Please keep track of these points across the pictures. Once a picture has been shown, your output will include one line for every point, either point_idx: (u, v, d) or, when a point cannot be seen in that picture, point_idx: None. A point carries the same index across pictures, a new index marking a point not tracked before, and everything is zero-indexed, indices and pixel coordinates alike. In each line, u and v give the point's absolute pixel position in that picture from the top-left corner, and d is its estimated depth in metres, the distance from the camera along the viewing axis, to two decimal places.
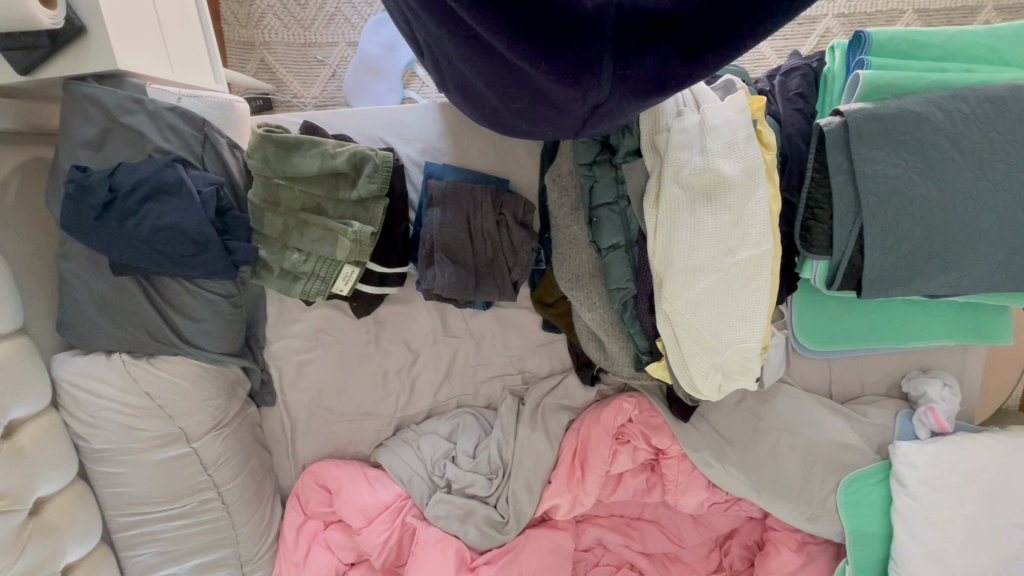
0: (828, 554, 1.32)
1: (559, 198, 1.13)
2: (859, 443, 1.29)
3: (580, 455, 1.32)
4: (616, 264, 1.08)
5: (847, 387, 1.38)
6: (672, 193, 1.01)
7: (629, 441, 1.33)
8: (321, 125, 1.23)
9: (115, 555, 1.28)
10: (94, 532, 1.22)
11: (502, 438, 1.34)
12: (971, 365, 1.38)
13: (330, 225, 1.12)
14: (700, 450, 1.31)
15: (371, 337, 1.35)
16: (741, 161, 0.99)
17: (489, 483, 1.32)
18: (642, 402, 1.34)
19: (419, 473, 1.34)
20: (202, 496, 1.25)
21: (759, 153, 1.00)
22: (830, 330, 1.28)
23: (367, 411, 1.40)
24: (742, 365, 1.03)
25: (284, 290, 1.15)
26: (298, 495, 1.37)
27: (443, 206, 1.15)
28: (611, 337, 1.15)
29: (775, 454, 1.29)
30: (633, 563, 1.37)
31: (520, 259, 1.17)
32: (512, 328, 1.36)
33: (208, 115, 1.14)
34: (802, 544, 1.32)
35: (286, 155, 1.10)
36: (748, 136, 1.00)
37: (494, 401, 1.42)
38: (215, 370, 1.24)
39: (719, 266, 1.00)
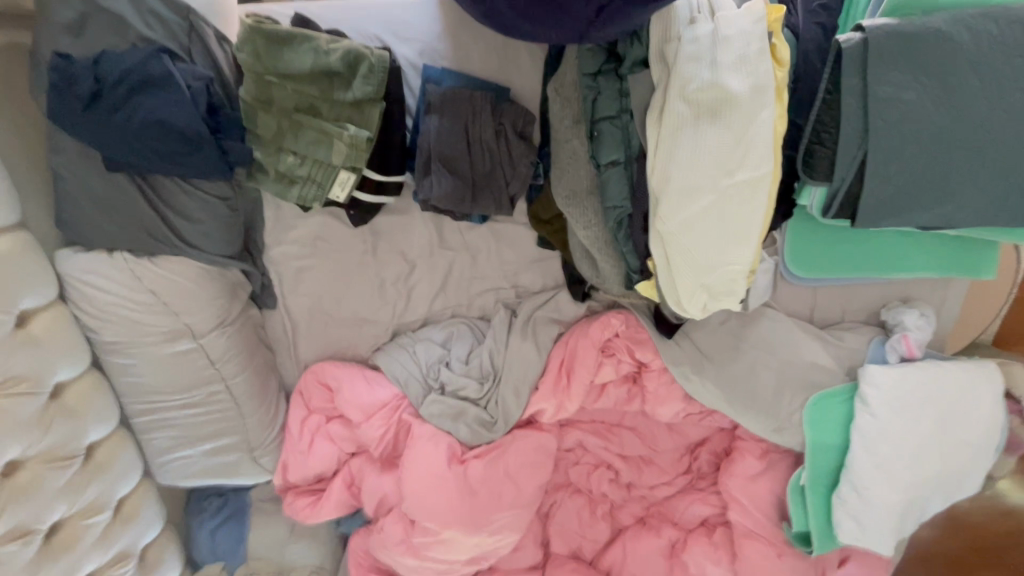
0: (789, 462, 1.44)
1: (561, 110, 1.09)
2: (832, 365, 1.37)
3: (566, 365, 1.39)
4: (615, 181, 1.08)
5: (828, 314, 1.43)
6: (676, 108, 0.97)
7: (614, 354, 1.40)
8: (313, 18, 1.16)
9: (134, 438, 1.39)
10: (112, 416, 1.32)
11: (494, 347, 1.41)
12: (951, 297, 1.42)
13: (325, 127, 1.09)
14: (681, 365, 1.38)
15: (368, 246, 1.37)
16: (751, 77, 0.96)
17: (480, 386, 1.41)
18: (629, 319, 1.39)
19: (415, 375, 1.42)
20: (211, 387, 1.34)
21: (770, 69, 0.96)
22: (819, 257, 1.30)
23: (364, 317, 1.45)
24: (726, 285, 1.08)
25: (279, 194, 1.14)
26: (301, 392, 1.46)
27: (440, 113, 1.12)
28: (604, 256, 1.17)
29: (750, 371, 1.37)
30: (609, 462, 1.52)
31: (518, 173, 1.16)
32: (508, 243, 1.38)
33: (194, 1, 1.08)
34: (765, 452, 1.45)
35: (277, 49, 1.05)
36: (761, 50, 0.96)
37: (488, 312, 1.47)
38: (216, 271, 1.27)
39: (716, 187, 1.00)
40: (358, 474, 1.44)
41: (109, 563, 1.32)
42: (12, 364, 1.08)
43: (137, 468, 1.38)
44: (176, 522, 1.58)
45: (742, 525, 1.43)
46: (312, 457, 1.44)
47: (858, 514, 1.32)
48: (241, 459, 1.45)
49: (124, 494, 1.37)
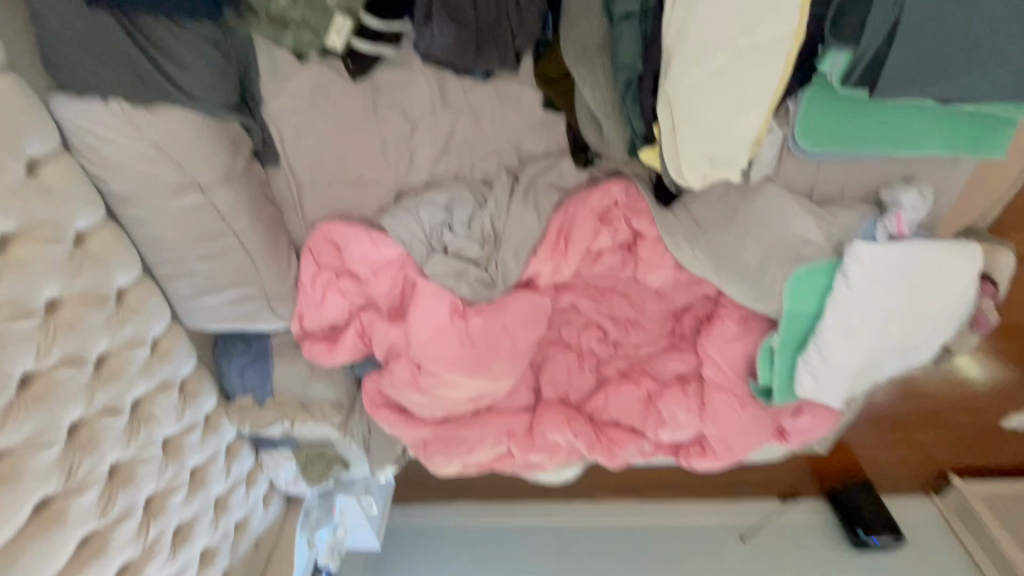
0: (764, 328, 1.57)
1: None
2: (821, 241, 1.40)
3: (565, 231, 1.44)
4: (627, 37, 1.03)
5: (828, 190, 1.44)
6: None
7: (612, 223, 1.45)
8: None
9: (159, 285, 1.49)
10: (135, 265, 1.40)
11: (495, 211, 1.45)
12: (954, 178, 1.42)
13: None
14: (674, 234, 1.44)
15: (370, 103, 1.36)
16: None
17: (480, 248, 1.49)
18: (630, 187, 1.43)
19: (419, 236, 1.47)
20: (224, 239, 1.41)
21: None
22: (832, 130, 1.25)
23: (369, 178, 1.47)
24: (728, 154, 1.08)
25: (273, 39, 1.11)
26: (311, 249, 1.52)
27: None
28: (609, 120, 1.14)
29: (739, 242, 1.42)
30: (600, 321, 1.68)
31: (524, 26, 1.09)
32: (511, 104, 1.37)
33: None
34: (744, 317, 1.56)
35: None
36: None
37: (490, 177, 1.48)
38: (216, 123, 1.26)
39: (733, 47, 0.95)
40: (369, 326, 1.55)
41: (155, 389, 1.51)
42: (33, 209, 1.13)
43: (165, 311, 1.51)
44: (207, 361, 1.76)
45: (714, 380, 1.60)
46: (324, 308, 1.56)
47: (818, 373, 1.47)
48: (260, 309, 1.57)
49: (158, 334, 1.52)
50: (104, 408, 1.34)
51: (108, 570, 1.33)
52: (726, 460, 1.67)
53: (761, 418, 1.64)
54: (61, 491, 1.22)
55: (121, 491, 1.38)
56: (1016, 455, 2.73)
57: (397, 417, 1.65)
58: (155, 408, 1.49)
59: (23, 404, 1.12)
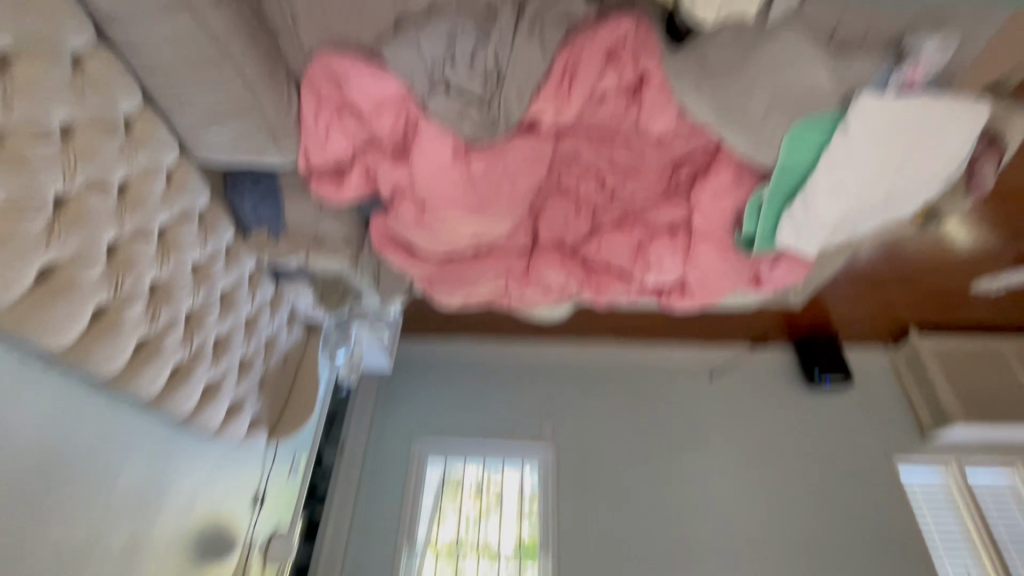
0: (758, 180, 1.60)
1: None
2: (825, 88, 1.36)
3: (571, 70, 1.39)
4: None
5: (848, 32, 1.37)
6: None
7: (619, 61, 1.39)
8: None
9: (162, 116, 1.50)
10: (134, 90, 1.40)
11: (500, 45, 1.38)
12: (986, 24, 1.34)
13: None
14: (683, 77, 1.37)
15: None
16: None
17: (484, 86, 1.44)
18: (641, 21, 1.36)
19: (420, 71, 1.42)
20: (220, 69, 1.38)
21: None
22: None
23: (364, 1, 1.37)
24: None
25: None
26: (310, 83, 1.49)
27: None
28: None
29: (746, 93, 1.37)
30: (598, 169, 1.70)
31: None
32: None
33: None
34: (740, 169, 1.59)
35: None
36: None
37: (493, 6, 1.38)
38: None
39: None
40: (372, 164, 1.60)
41: (176, 219, 1.61)
42: (24, 24, 1.11)
43: (169, 143, 1.53)
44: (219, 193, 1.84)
45: (700, 229, 1.71)
46: (329, 146, 1.58)
47: (797, 221, 1.59)
48: (266, 144, 1.59)
49: (171, 163, 1.57)
50: (133, 232, 1.45)
51: (164, 369, 1.57)
52: (699, 300, 1.89)
53: (739, 265, 1.80)
54: (112, 302, 1.40)
55: (163, 305, 1.57)
56: (970, 310, 2.99)
57: (404, 255, 1.80)
58: (179, 236, 1.61)
59: (66, 222, 1.23)
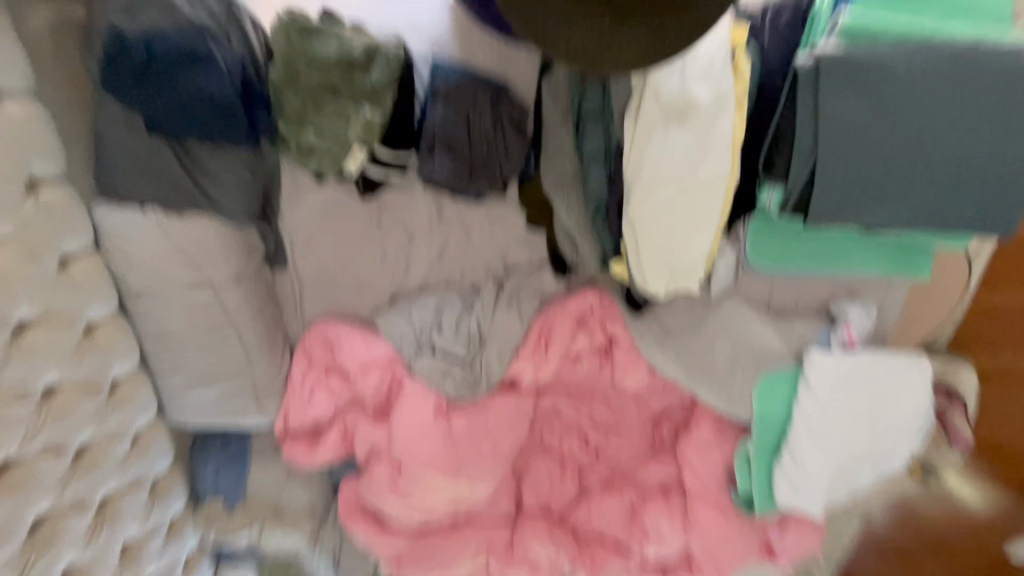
0: (739, 434, 1.61)
1: (552, 106, 1.22)
2: (780, 347, 1.53)
3: (545, 334, 1.55)
4: (595, 173, 1.22)
5: (785, 302, 1.58)
6: (650, 107, 1.11)
7: (588, 326, 1.56)
8: (337, 9, 1.29)
9: (151, 379, 1.53)
10: (133, 355, 1.46)
11: (481, 314, 1.56)
12: (895, 296, 1.58)
13: (343, 107, 1.22)
14: (646, 338, 1.55)
15: (374, 217, 1.51)
16: (714, 89, 1.10)
17: (467, 347, 1.57)
18: (604, 296, 1.54)
19: (410, 335, 1.57)
20: (225, 335, 1.50)
21: (730, 83, 1.10)
22: (773, 249, 1.44)
23: (367, 281, 1.59)
24: (687, 268, 1.26)
25: (300, 164, 1.27)
26: (304, 347, 1.60)
27: (444, 99, 1.25)
28: (584, 238, 1.32)
29: (708, 348, 1.54)
30: (581, 425, 1.68)
31: (512, 160, 1.29)
32: (499, 223, 1.52)
33: None
34: (719, 424, 1.60)
35: (306, 40, 1.19)
36: (724, 67, 1.10)
37: (478, 284, 1.60)
38: (236, 231, 1.41)
39: (681, 181, 1.16)
40: (352, 425, 1.58)
41: (126, 487, 1.47)
42: (52, 301, 1.22)
43: (153, 403, 1.53)
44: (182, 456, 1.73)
45: (695, 490, 1.60)
46: (312, 405, 1.60)
47: (794, 479, 1.51)
48: (248, 404, 1.60)
49: (141, 427, 1.52)
50: (71, 503, 1.30)
51: None
52: None
53: (746, 529, 1.62)
54: None
55: None
56: None
57: (373, 527, 1.61)
58: (122, 507, 1.45)
59: None
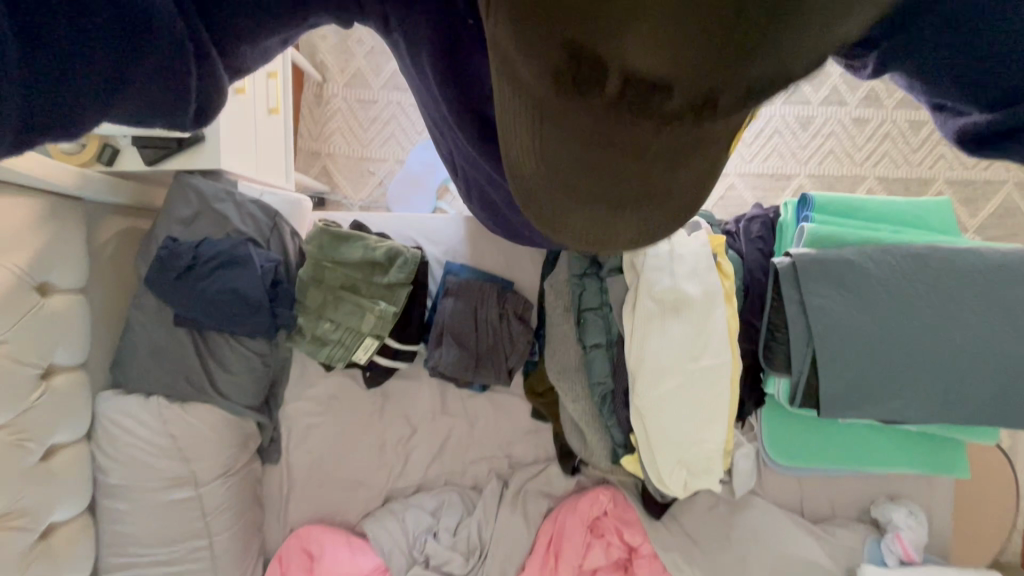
0: None
1: (554, 301, 1.30)
2: (827, 563, 1.33)
3: (555, 544, 1.34)
4: (598, 361, 1.25)
5: (816, 505, 1.44)
6: (646, 304, 1.18)
7: (604, 535, 1.34)
8: (364, 222, 1.45)
9: None
10: (88, 566, 1.30)
11: (483, 519, 1.39)
12: (941, 498, 1.43)
13: (358, 301, 1.26)
14: (670, 551, 1.35)
15: (377, 407, 1.48)
16: (702, 284, 1.17)
17: (465, 562, 1.36)
18: (618, 495, 1.36)
19: (400, 545, 1.38)
20: (196, 542, 1.34)
21: (718, 280, 1.17)
22: (791, 447, 1.37)
23: (361, 478, 1.48)
24: (706, 464, 1.17)
25: (311, 353, 1.28)
26: (281, 558, 1.40)
27: (455, 296, 1.33)
28: (592, 429, 1.28)
29: (741, 564, 1.34)
30: None
31: (516, 349, 1.34)
32: (504, 413, 1.45)
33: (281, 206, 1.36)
34: None
35: (337, 244, 1.26)
36: (710, 266, 1.19)
37: (480, 482, 1.47)
38: (234, 421, 1.37)
39: (684, 370, 1.16)
40: None
41: None
42: (20, 497, 1.11)
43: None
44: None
45: None
46: None
47: None
48: None
49: None
50: None
51: None
52: None
53: None
54: None
55: None
56: None
57: None
58: None
59: None
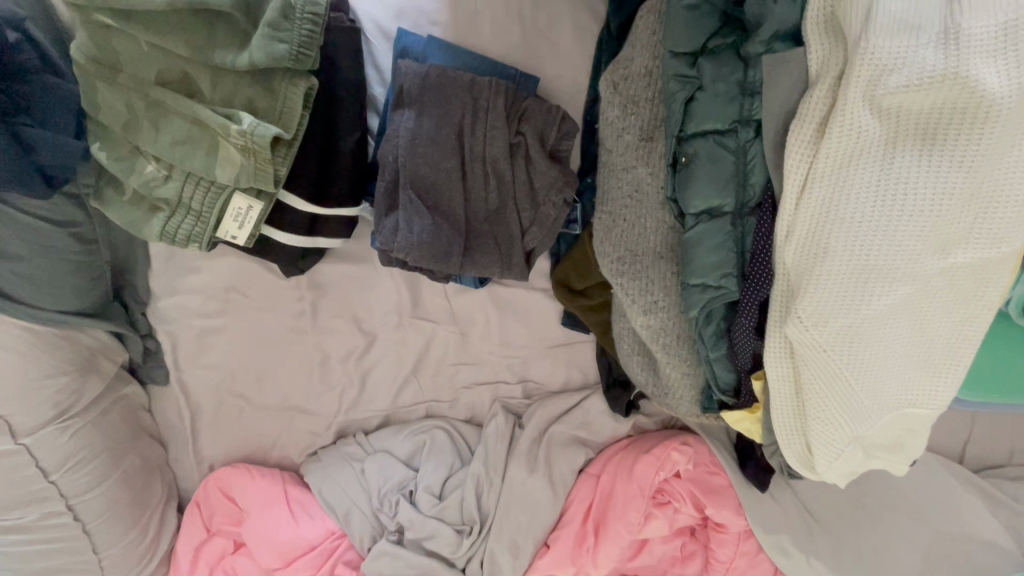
0: None
1: (622, 118, 0.62)
2: (1008, 543, 0.85)
3: (597, 511, 0.88)
4: (708, 244, 0.60)
5: (991, 453, 0.93)
6: (858, 120, 0.51)
7: (670, 502, 0.87)
8: None
9: None
10: None
11: (483, 473, 0.90)
12: None
13: (201, 116, 0.60)
14: (779, 531, 0.84)
15: (306, 307, 0.89)
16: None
17: (458, 538, 0.88)
18: (699, 451, 0.87)
19: (361, 505, 0.92)
20: (45, 508, 0.83)
21: None
22: (992, 369, 0.77)
23: (298, 406, 0.96)
24: (894, 435, 0.64)
25: (133, 226, 0.65)
26: (197, 505, 0.95)
27: (421, 109, 0.65)
28: (671, 357, 0.69)
29: (886, 548, 0.85)
30: None
31: (541, 216, 0.70)
32: (516, 319, 0.88)
33: None
34: None
35: None
36: None
37: (478, 413, 0.96)
38: (61, 332, 0.80)
39: (913, 272, 0.53)
40: None
41: None
42: None
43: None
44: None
45: None
46: None
47: None
48: None
49: None
50: None
51: None
52: None
53: None
54: None
55: None
56: None
57: None
58: None
59: None
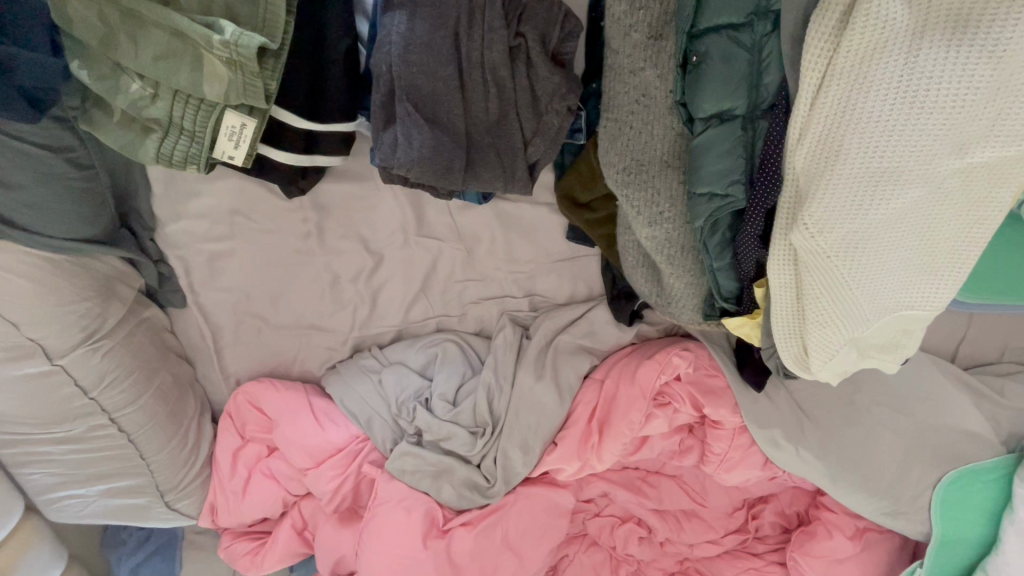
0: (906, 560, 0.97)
1: (630, 12, 0.57)
2: (984, 430, 0.91)
3: (601, 413, 0.94)
4: (716, 149, 0.58)
5: (981, 351, 0.97)
6: (885, 9, 0.47)
7: (670, 403, 0.92)
8: None
9: (15, 485, 0.92)
10: (15, 504, 0.91)
11: (493, 381, 0.96)
12: None
13: (182, 27, 0.57)
14: (770, 426, 0.90)
15: (311, 228, 0.89)
16: None
17: (472, 439, 0.95)
18: (699, 356, 0.91)
19: (382, 413, 0.99)
20: (91, 422, 0.89)
21: None
22: (993, 269, 0.78)
23: (313, 324, 0.99)
24: (889, 335, 0.66)
25: (128, 149, 0.64)
26: (229, 416, 1.02)
27: (412, 11, 0.61)
28: (676, 268, 0.70)
29: (872, 440, 0.91)
30: (657, 539, 0.99)
31: (545, 126, 0.68)
32: (521, 234, 0.89)
33: None
34: (882, 538, 0.94)
35: None
36: None
37: (487, 326, 1.00)
38: (75, 259, 0.81)
39: (925, 173, 0.52)
40: (312, 522, 1.01)
41: None
42: None
43: (17, 503, 0.91)
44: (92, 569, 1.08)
45: None
46: (247, 503, 1.00)
47: None
48: (136, 513, 1.01)
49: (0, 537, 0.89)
50: None
51: None
52: None
53: None
54: None
55: None
56: None
57: None
58: None
59: None
